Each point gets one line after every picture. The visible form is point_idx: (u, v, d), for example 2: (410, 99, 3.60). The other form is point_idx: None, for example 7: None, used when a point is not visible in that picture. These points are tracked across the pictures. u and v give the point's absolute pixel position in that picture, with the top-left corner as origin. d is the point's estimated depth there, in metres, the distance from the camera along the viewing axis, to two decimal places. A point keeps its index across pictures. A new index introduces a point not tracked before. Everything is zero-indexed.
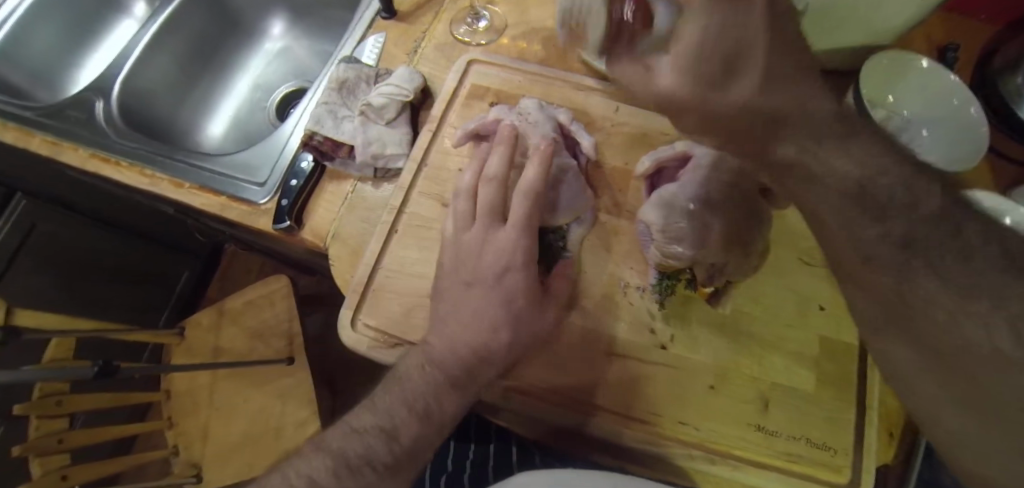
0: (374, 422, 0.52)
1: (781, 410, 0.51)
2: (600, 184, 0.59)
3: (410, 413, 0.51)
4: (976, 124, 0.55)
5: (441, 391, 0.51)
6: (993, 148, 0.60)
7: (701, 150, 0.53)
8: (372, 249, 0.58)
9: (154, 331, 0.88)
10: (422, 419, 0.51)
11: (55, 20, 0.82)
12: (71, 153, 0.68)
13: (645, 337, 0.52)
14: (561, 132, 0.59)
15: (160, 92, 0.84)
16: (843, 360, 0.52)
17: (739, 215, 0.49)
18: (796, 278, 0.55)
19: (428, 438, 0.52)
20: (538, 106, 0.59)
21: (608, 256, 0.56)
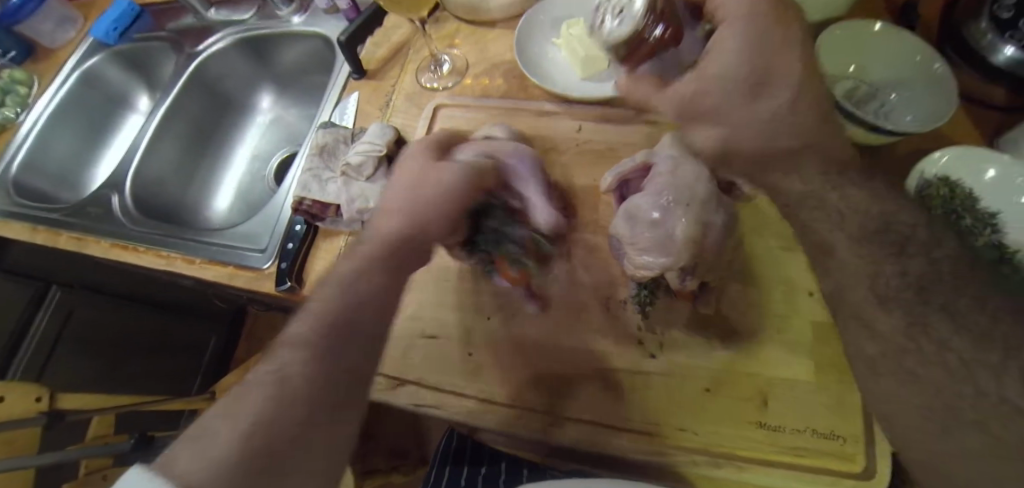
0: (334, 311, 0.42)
1: (783, 404, 0.50)
2: (550, 189, 0.60)
3: (367, 297, 0.43)
4: (942, 78, 0.54)
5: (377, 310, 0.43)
6: (970, 96, 0.58)
7: (662, 158, 0.55)
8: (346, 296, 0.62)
9: (186, 398, 0.93)
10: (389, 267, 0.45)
11: (72, 126, 0.91)
12: (94, 245, 0.74)
13: (635, 348, 0.54)
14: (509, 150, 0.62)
15: (169, 175, 0.91)
16: (838, 344, 0.52)
17: (707, 216, 0.50)
18: (778, 269, 0.56)
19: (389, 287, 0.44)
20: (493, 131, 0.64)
21: (588, 274, 0.57)
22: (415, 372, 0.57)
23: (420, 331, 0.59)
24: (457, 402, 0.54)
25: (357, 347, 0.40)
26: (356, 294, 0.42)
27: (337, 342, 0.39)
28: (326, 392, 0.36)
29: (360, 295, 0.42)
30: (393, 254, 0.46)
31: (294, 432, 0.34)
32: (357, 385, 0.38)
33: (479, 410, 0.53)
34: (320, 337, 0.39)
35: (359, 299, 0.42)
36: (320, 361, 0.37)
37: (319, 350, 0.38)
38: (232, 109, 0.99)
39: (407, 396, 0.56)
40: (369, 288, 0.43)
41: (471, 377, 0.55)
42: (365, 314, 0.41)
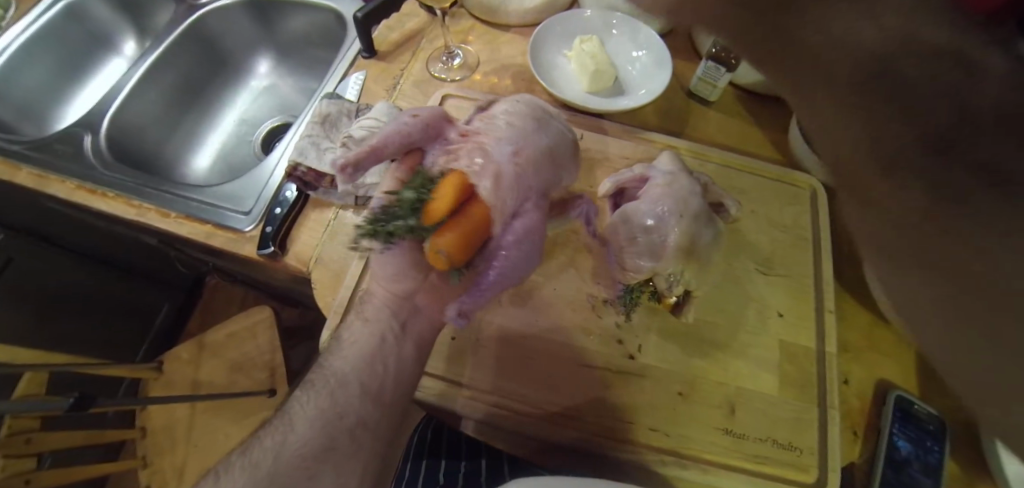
0: (343, 377, 0.46)
1: (747, 414, 0.53)
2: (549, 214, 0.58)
3: (367, 363, 0.47)
4: None
5: (373, 378, 0.47)
6: None
7: (659, 172, 0.58)
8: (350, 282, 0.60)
9: (131, 365, 0.87)
10: (416, 340, 0.50)
11: (49, 59, 0.86)
12: (58, 185, 0.69)
13: (615, 348, 0.55)
14: (539, 144, 0.55)
15: (150, 126, 0.86)
16: (802, 362, 0.56)
17: (696, 228, 0.53)
18: (753, 288, 0.59)
19: (418, 364, 0.50)
20: (532, 119, 0.57)
21: (577, 273, 0.58)
22: None
23: None
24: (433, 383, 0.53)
25: (365, 418, 0.45)
26: (383, 371, 0.47)
27: (360, 420, 0.45)
28: (356, 449, 0.44)
29: (386, 374, 0.47)
30: (419, 326, 0.50)
31: (333, 471, 0.43)
32: (384, 440, 0.47)
33: (454, 392, 0.52)
34: (349, 414, 0.45)
35: (383, 379, 0.47)
36: (348, 431, 0.44)
37: (347, 424, 0.44)
38: (226, 69, 0.97)
39: None
40: (396, 366, 0.48)
41: (450, 360, 0.54)
42: (355, 388, 0.46)
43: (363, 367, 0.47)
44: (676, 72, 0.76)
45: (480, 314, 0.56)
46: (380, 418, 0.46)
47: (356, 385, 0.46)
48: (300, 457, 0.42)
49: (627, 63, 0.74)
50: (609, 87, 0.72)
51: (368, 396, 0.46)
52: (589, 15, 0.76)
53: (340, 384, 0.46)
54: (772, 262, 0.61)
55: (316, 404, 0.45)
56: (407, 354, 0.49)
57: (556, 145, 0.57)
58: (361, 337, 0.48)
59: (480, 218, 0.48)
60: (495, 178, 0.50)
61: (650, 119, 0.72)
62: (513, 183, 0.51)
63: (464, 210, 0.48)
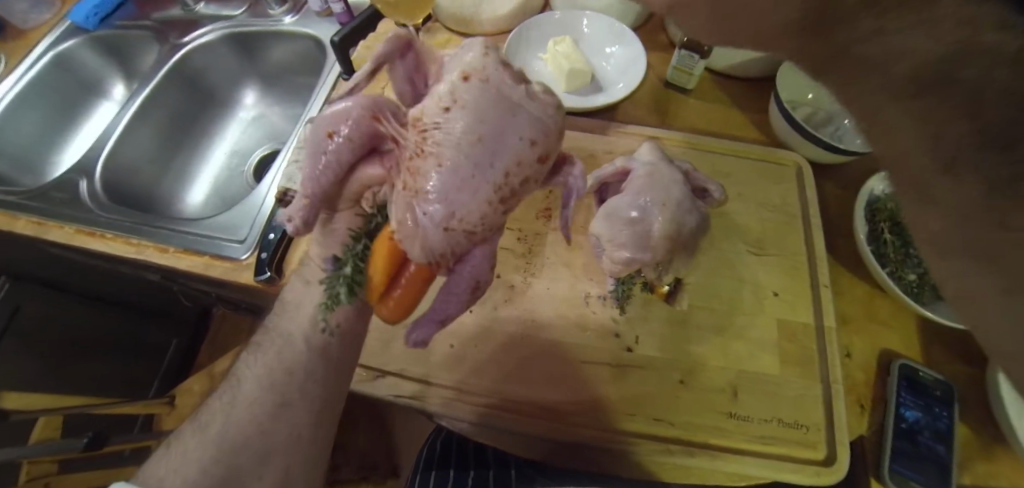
0: (294, 332, 0.47)
1: (750, 396, 0.53)
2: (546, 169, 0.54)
3: (308, 318, 0.47)
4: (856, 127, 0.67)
5: (319, 335, 0.47)
6: None
7: (639, 163, 0.58)
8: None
9: (143, 401, 0.88)
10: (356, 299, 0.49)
11: (39, 108, 0.88)
12: (58, 230, 0.71)
13: (612, 342, 0.55)
14: (490, 151, 0.38)
15: (144, 166, 0.88)
16: (801, 339, 0.56)
17: (681, 216, 0.54)
18: (746, 269, 0.60)
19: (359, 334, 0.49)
20: (481, 88, 0.39)
21: (568, 271, 0.59)
22: (396, 363, 0.54)
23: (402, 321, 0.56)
24: (437, 395, 0.53)
25: (316, 370, 0.46)
26: (327, 332, 0.47)
27: (308, 375, 0.46)
28: (306, 407, 0.45)
29: (324, 345, 0.47)
30: None
31: (285, 426, 0.44)
32: (337, 398, 0.48)
33: (456, 399, 0.52)
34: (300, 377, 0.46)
35: (330, 336, 0.47)
36: (295, 391, 0.45)
37: (295, 381, 0.45)
38: (213, 102, 0.99)
39: (387, 388, 0.52)
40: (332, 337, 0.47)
41: (452, 369, 0.54)
42: (299, 345, 0.47)
43: (308, 320, 0.47)
44: (652, 63, 0.77)
45: (477, 321, 0.56)
46: (328, 371, 0.47)
47: (296, 352, 0.46)
48: (250, 415, 0.44)
49: (602, 60, 0.75)
50: (586, 85, 0.73)
51: (314, 353, 0.47)
52: (561, 17, 0.77)
53: (284, 343, 0.47)
54: (763, 243, 0.62)
55: (262, 363, 0.46)
56: (344, 326, 0.48)
57: (512, 175, 0.39)
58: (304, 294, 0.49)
59: (416, 284, 0.43)
60: (428, 252, 0.39)
61: (631, 113, 0.72)
62: (452, 226, 0.38)
63: (400, 274, 0.43)
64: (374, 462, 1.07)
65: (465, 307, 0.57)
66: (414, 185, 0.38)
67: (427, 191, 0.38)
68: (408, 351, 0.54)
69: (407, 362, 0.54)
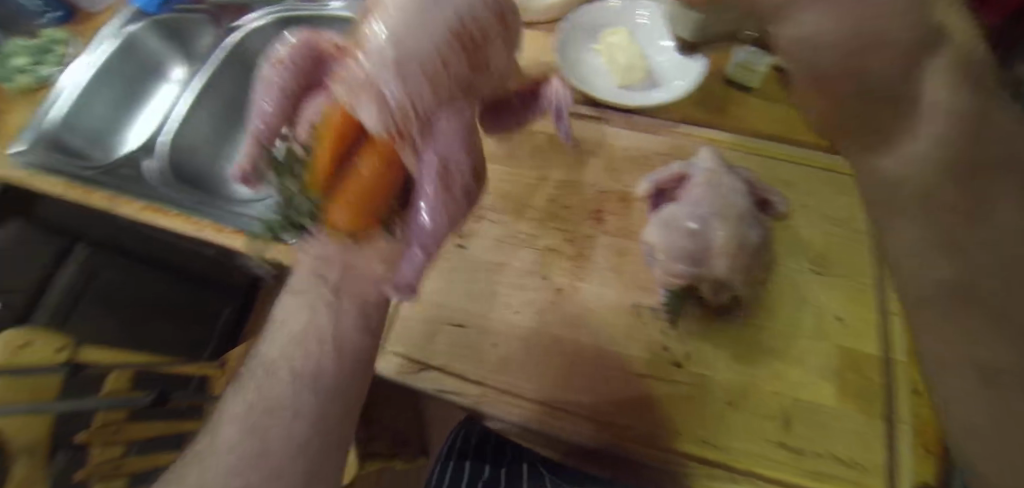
0: (293, 333, 0.43)
1: (805, 425, 0.50)
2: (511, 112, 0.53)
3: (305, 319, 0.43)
4: None
5: (320, 334, 0.43)
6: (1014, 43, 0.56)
7: (701, 169, 0.56)
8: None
9: (198, 364, 0.94)
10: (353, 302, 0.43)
11: (107, 88, 0.92)
12: (127, 205, 0.75)
13: (659, 356, 0.53)
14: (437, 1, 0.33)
15: (203, 145, 0.92)
16: (868, 369, 0.51)
17: (744, 229, 0.51)
18: (810, 289, 0.56)
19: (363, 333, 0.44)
20: None
21: (616, 277, 0.57)
22: (437, 358, 0.54)
23: (444, 318, 0.56)
24: (476, 393, 0.52)
25: (319, 373, 0.42)
26: (325, 331, 0.43)
27: (312, 380, 0.41)
28: (317, 412, 0.41)
29: (320, 342, 0.43)
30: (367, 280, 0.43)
31: (296, 433, 0.40)
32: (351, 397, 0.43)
33: (494, 400, 0.52)
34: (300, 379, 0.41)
35: (334, 333, 0.43)
36: (296, 391, 0.41)
37: (301, 385, 0.41)
38: None
39: (427, 382, 0.53)
40: (326, 334, 0.43)
41: (492, 369, 0.53)
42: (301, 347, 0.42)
43: (307, 321, 0.43)
44: (717, 56, 0.72)
45: (519, 323, 0.55)
46: (335, 374, 0.42)
47: (290, 351, 0.43)
48: (261, 423, 0.40)
49: (658, 54, 0.70)
50: (644, 80, 0.69)
51: (317, 355, 0.42)
52: (619, 7, 0.73)
53: (285, 345, 0.43)
54: (829, 261, 0.57)
55: (265, 372, 0.42)
56: (342, 320, 0.43)
57: (471, 22, 0.34)
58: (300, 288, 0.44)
59: (377, 169, 0.36)
60: (381, 109, 0.33)
61: (691, 111, 0.68)
62: (398, 75, 0.32)
63: (355, 159, 0.36)
64: (406, 439, 1.10)
65: (508, 308, 0.56)
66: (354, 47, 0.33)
67: (370, 37, 0.32)
68: (449, 348, 0.54)
69: (448, 359, 0.54)
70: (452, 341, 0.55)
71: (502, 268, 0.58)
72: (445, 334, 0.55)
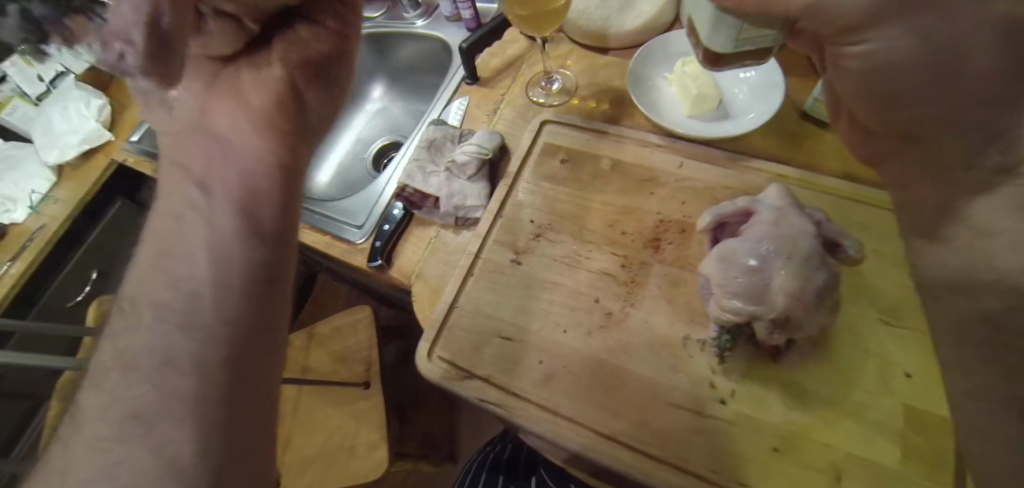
0: (198, 249, 0.39)
1: (860, 484, 0.47)
2: None
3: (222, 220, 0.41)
4: None
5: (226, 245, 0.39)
6: None
7: (766, 207, 0.55)
8: (512, 168, 0.68)
9: None
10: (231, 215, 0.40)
11: None
12: None
13: (705, 391, 0.52)
14: None
15: None
16: (937, 433, 0.48)
17: (810, 273, 0.50)
18: (874, 340, 0.53)
19: (250, 249, 0.40)
20: None
21: (667, 307, 0.57)
22: (484, 367, 0.56)
23: (494, 329, 0.58)
24: (518, 406, 0.54)
25: (220, 292, 0.37)
26: (213, 237, 0.40)
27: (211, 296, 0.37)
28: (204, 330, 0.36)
29: (196, 256, 0.39)
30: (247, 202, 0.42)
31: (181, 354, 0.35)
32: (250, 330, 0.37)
33: (536, 414, 0.53)
34: (190, 301, 0.37)
35: (221, 243, 0.39)
36: (170, 327, 0.36)
37: (186, 301, 0.37)
38: None
39: (473, 390, 0.55)
40: (208, 246, 0.39)
41: (536, 384, 0.55)
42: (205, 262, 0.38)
43: (218, 231, 0.40)
44: (791, 92, 0.70)
45: (567, 342, 0.56)
46: (231, 293, 0.38)
47: (172, 274, 0.38)
48: (155, 344, 0.35)
49: (734, 86, 0.70)
50: (712, 112, 0.69)
51: (216, 269, 0.38)
52: None
53: (186, 262, 0.39)
54: (901, 314, 0.54)
55: (160, 286, 0.38)
56: (218, 225, 0.40)
57: None
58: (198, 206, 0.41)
59: None
60: None
61: (759, 146, 0.67)
62: None
63: None
64: (436, 443, 1.12)
65: (558, 326, 0.57)
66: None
67: None
68: (497, 358, 0.56)
69: (495, 369, 0.56)
70: (499, 353, 0.57)
71: (554, 287, 0.60)
72: (493, 345, 0.57)
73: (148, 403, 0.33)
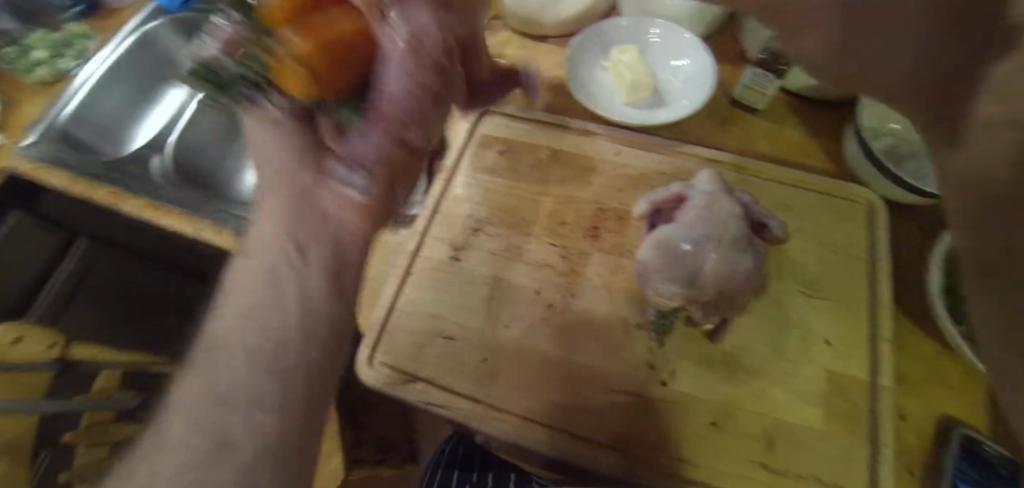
0: (283, 287, 0.39)
1: (788, 449, 0.50)
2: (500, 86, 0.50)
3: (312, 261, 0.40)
4: None
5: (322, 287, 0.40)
6: None
7: (698, 192, 0.57)
8: (450, 162, 0.67)
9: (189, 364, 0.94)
10: (322, 263, 0.40)
11: (120, 84, 0.94)
12: (129, 203, 0.76)
13: (646, 374, 0.54)
14: None
15: (206, 145, 0.93)
16: (853, 395, 0.52)
17: (736, 256, 0.52)
18: (798, 313, 0.56)
19: (337, 300, 0.41)
20: None
21: (609, 294, 0.58)
22: (428, 368, 0.55)
23: (436, 329, 0.57)
24: (465, 404, 0.53)
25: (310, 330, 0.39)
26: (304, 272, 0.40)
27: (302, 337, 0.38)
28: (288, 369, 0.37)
29: (283, 300, 0.39)
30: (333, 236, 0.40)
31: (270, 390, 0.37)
32: (327, 370, 0.39)
33: (482, 411, 0.52)
34: (272, 338, 0.38)
35: (312, 281, 0.40)
36: (258, 372, 0.37)
37: (273, 337, 0.38)
38: None
39: (417, 393, 0.53)
40: (297, 295, 0.39)
41: (481, 381, 0.54)
42: (302, 304, 0.39)
43: (310, 270, 0.40)
44: (719, 79, 0.73)
45: (512, 336, 0.56)
46: (319, 334, 0.39)
47: (251, 305, 0.39)
48: (239, 379, 0.37)
49: (668, 74, 0.72)
50: (646, 100, 0.70)
51: (307, 312, 0.39)
52: (627, 24, 0.74)
53: (273, 298, 0.39)
54: (820, 286, 0.58)
55: (246, 314, 0.39)
56: (309, 279, 0.40)
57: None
58: (275, 236, 0.40)
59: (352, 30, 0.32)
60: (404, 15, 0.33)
61: (691, 132, 0.69)
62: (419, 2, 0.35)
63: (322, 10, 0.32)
64: (394, 445, 1.11)
65: (502, 321, 0.57)
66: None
67: None
68: (440, 358, 0.55)
69: (439, 370, 0.55)
70: (443, 352, 0.55)
71: (497, 282, 0.59)
72: (436, 345, 0.56)
73: (231, 423, 0.35)
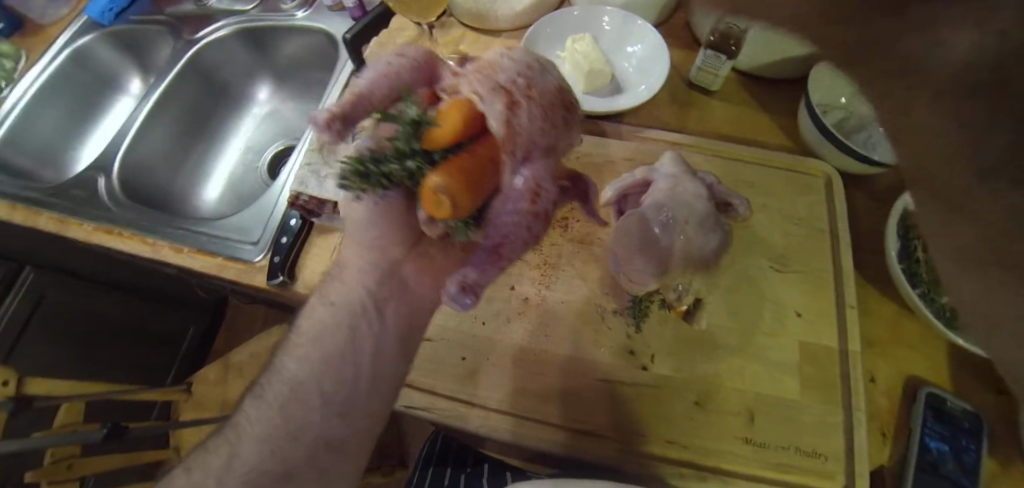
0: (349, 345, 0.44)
1: (768, 420, 0.51)
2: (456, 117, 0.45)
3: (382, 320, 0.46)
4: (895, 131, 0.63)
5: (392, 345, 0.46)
6: None
7: (662, 175, 0.57)
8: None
9: (159, 390, 0.89)
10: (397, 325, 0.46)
11: (58, 105, 0.89)
12: (76, 228, 0.72)
13: (626, 360, 0.54)
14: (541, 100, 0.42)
15: (159, 162, 0.89)
16: (824, 361, 0.54)
17: (702, 236, 0.52)
18: (768, 287, 0.57)
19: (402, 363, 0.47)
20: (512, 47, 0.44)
21: (583, 284, 0.57)
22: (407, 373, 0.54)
23: None
24: (447, 406, 0.52)
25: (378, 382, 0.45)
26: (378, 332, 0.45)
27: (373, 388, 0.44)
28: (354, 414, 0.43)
29: (360, 363, 0.44)
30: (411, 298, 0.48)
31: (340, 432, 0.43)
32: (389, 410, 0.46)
33: (466, 412, 0.52)
34: (342, 389, 0.43)
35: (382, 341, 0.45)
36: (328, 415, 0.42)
37: (346, 388, 0.43)
38: (229, 96, 0.98)
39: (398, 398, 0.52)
40: (373, 358, 0.45)
41: (462, 381, 0.53)
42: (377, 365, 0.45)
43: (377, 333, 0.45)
44: (676, 62, 0.73)
45: (489, 334, 0.55)
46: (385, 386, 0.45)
47: (321, 357, 0.44)
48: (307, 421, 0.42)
49: (623, 60, 0.72)
50: (606, 88, 0.70)
51: (380, 372, 0.45)
52: (581, 13, 0.73)
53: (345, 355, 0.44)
54: (786, 259, 0.59)
55: (313, 365, 0.43)
56: (385, 337, 0.45)
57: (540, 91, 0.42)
58: (350, 293, 0.46)
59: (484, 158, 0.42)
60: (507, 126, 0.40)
61: (653, 117, 0.69)
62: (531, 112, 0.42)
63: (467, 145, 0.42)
64: (384, 452, 1.09)
65: (477, 319, 0.56)
66: (494, 66, 0.42)
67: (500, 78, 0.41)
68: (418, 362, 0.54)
69: (419, 374, 0.53)
70: (421, 355, 0.54)
71: None
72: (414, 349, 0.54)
73: (298, 457, 0.41)
